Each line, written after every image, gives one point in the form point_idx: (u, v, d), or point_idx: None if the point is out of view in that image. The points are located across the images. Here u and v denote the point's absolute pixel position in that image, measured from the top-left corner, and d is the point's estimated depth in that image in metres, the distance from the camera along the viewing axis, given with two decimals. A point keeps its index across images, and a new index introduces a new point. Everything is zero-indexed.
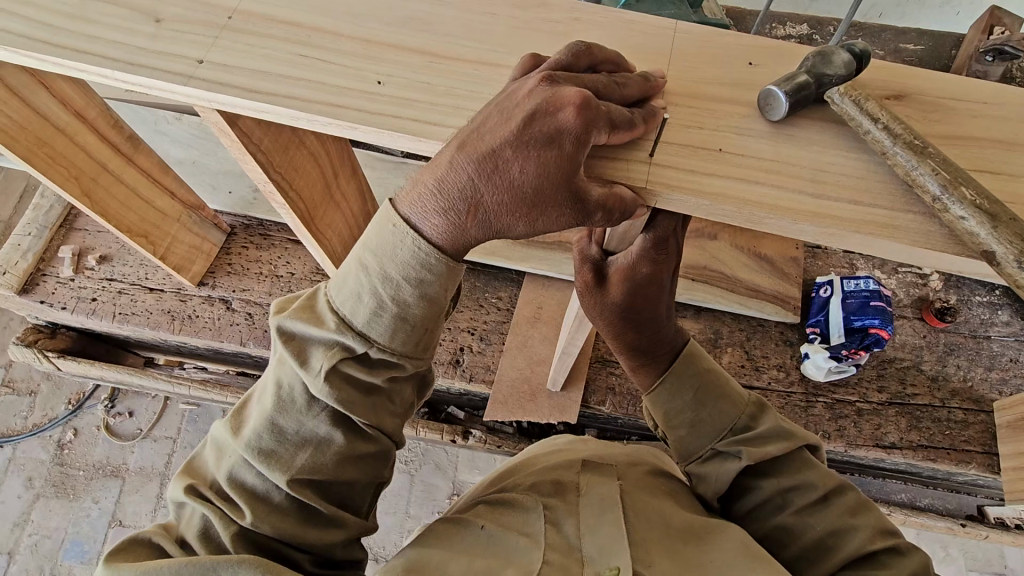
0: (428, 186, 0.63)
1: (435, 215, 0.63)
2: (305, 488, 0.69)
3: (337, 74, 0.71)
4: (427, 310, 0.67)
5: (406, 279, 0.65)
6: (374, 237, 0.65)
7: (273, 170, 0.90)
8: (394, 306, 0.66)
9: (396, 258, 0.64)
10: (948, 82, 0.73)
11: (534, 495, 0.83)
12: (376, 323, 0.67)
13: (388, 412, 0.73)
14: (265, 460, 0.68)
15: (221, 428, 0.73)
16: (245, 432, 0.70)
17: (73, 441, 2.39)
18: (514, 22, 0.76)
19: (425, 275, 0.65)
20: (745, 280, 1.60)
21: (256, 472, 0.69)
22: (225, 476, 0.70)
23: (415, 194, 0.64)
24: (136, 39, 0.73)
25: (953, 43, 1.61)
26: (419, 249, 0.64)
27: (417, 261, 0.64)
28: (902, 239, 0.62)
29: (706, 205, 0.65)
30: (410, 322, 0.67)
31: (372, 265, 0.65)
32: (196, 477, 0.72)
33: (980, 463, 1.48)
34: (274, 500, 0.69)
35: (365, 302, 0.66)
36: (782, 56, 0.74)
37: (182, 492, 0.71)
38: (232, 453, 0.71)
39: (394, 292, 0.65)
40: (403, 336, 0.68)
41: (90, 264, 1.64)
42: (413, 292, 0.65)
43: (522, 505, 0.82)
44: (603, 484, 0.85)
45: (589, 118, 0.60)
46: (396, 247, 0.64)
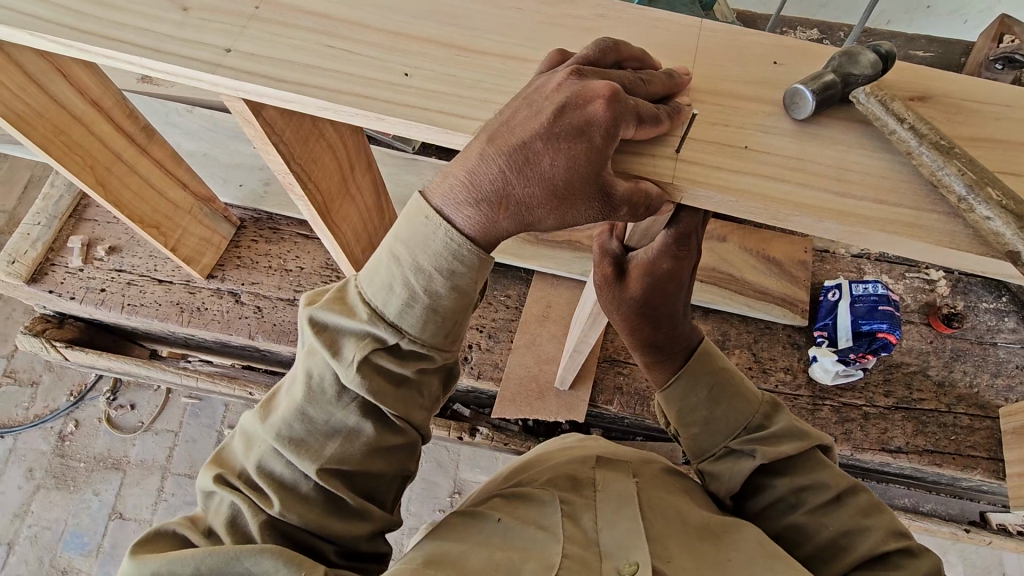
0: (458, 178, 0.63)
1: (466, 207, 0.64)
2: (333, 478, 0.70)
3: (364, 66, 0.71)
4: (458, 302, 0.68)
5: (438, 271, 0.66)
6: (408, 229, 0.66)
7: (294, 161, 0.91)
8: (425, 297, 0.67)
9: (429, 249, 0.65)
10: (970, 84, 0.73)
11: (551, 489, 0.83)
12: (408, 314, 0.67)
13: (416, 405, 0.74)
14: (297, 449, 0.69)
15: (251, 417, 0.73)
16: (275, 422, 0.70)
17: (74, 433, 2.38)
18: (540, 17, 0.76)
19: (459, 268, 0.65)
20: (753, 282, 1.60)
21: (285, 461, 0.70)
22: (254, 465, 0.70)
23: (445, 186, 0.65)
24: (164, 27, 0.73)
25: (962, 50, 1.62)
26: (451, 241, 0.65)
27: (451, 253, 0.65)
28: (926, 238, 0.62)
29: (731, 202, 0.65)
30: (440, 313, 0.68)
31: (406, 257, 0.66)
32: (223, 466, 0.73)
33: (986, 469, 1.49)
34: (302, 490, 0.70)
35: (397, 293, 0.67)
36: (806, 56, 0.74)
37: (211, 481, 0.71)
38: (262, 443, 0.71)
39: (426, 283, 0.66)
40: (433, 327, 0.68)
41: (98, 255, 1.64)
42: (445, 283, 0.66)
43: (538, 499, 0.81)
44: (619, 480, 0.84)
45: (619, 111, 0.61)
46: (430, 239, 0.65)
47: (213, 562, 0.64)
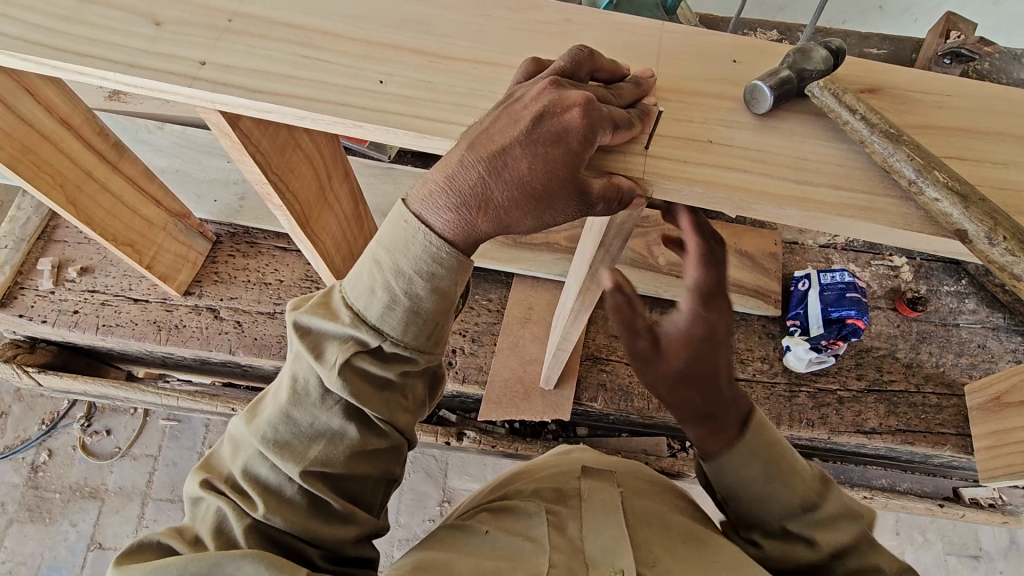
0: (438, 184, 0.65)
1: (447, 212, 0.65)
2: (318, 481, 0.71)
3: (340, 75, 0.73)
4: (438, 303, 0.68)
5: (417, 273, 0.66)
6: (387, 233, 0.67)
7: (272, 171, 0.91)
8: (405, 299, 0.67)
9: (408, 253, 0.66)
10: (915, 76, 0.78)
11: (537, 500, 0.84)
12: (389, 316, 0.68)
13: (401, 408, 0.75)
14: (281, 451, 0.70)
15: (237, 422, 0.74)
16: (260, 426, 0.71)
17: (48, 462, 2.31)
18: (509, 23, 0.78)
19: (436, 269, 0.67)
20: (726, 276, 1.65)
21: (269, 464, 0.70)
22: (240, 469, 0.71)
23: (426, 192, 0.66)
24: (136, 42, 0.74)
25: (912, 47, 1.70)
26: (430, 243, 0.66)
27: (429, 255, 0.66)
28: (883, 220, 0.66)
29: (700, 193, 0.68)
30: (421, 315, 0.69)
31: (385, 260, 0.67)
32: (210, 471, 0.73)
33: (955, 444, 1.56)
34: (287, 493, 0.70)
35: (378, 295, 0.67)
36: (763, 55, 0.78)
37: (198, 487, 0.72)
38: (247, 447, 0.72)
39: (406, 286, 0.67)
40: (414, 329, 0.69)
41: (70, 276, 1.61)
42: (425, 286, 0.67)
43: (525, 510, 0.82)
44: (604, 488, 0.85)
45: (594, 119, 0.63)
46: (409, 242, 0.66)
47: (196, 568, 0.63)
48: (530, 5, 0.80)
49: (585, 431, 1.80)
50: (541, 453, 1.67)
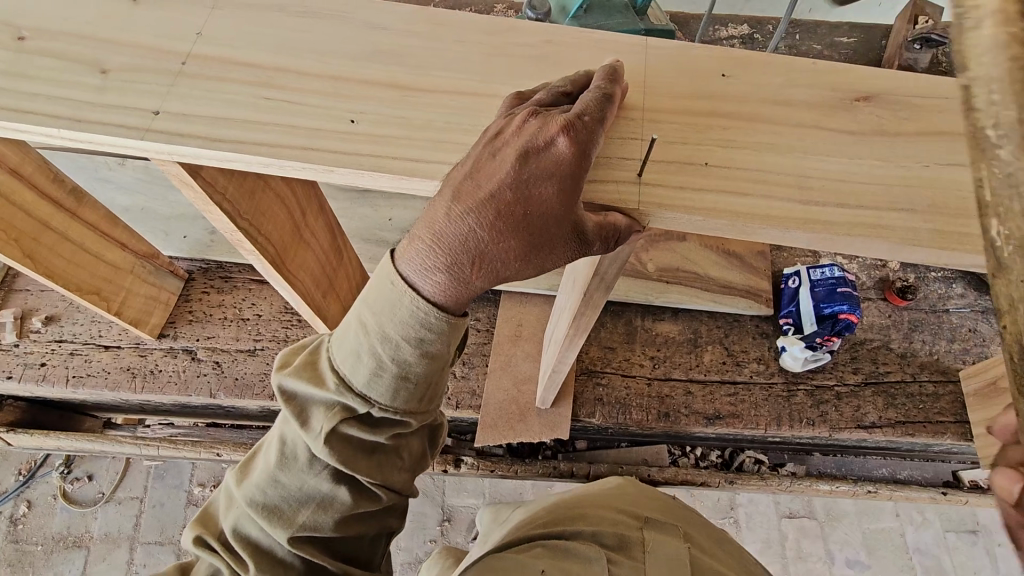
0: (423, 242, 0.58)
1: (437, 272, 0.59)
2: (309, 545, 0.67)
3: (308, 116, 0.68)
4: (429, 368, 0.63)
5: (405, 339, 0.61)
6: (373, 295, 0.61)
7: (240, 217, 0.85)
8: (394, 366, 0.62)
9: (396, 318, 0.60)
10: (909, 79, 0.75)
11: (597, 546, 0.79)
12: (377, 383, 0.63)
13: (395, 468, 0.70)
14: (270, 515, 0.66)
15: (231, 478, 0.71)
16: (249, 487, 0.68)
17: (27, 515, 2.21)
18: (485, 48, 0.74)
19: (425, 334, 0.60)
20: (717, 278, 1.62)
21: (260, 526, 0.67)
22: (231, 528, 0.68)
23: (412, 251, 0.59)
24: (82, 93, 0.68)
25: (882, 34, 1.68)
26: (418, 309, 0.60)
27: (417, 320, 0.60)
28: (891, 237, 0.63)
29: (697, 220, 0.65)
30: (412, 380, 0.63)
31: (371, 324, 0.61)
32: (206, 526, 0.71)
33: (955, 432, 1.54)
34: (278, 555, 0.67)
35: (365, 362, 0.62)
36: (752, 66, 0.74)
37: (194, 545, 0.69)
38: (239, 506, 0.69)
39: (394, 352, 0.61)
40: (405, 394, 0.64)
41: (35, 327, 1.53)
42: (413, 351, 0.61)
43: (583, 554, 0.77)
44: (670, 545, 0.82)
45: (583, 143, 0.56)
46: (395, 306, 0.60)
47: None
48: (505, 27, 0.76)
49: (585, 445, 1.78)
50: (541, 472, 1.64)
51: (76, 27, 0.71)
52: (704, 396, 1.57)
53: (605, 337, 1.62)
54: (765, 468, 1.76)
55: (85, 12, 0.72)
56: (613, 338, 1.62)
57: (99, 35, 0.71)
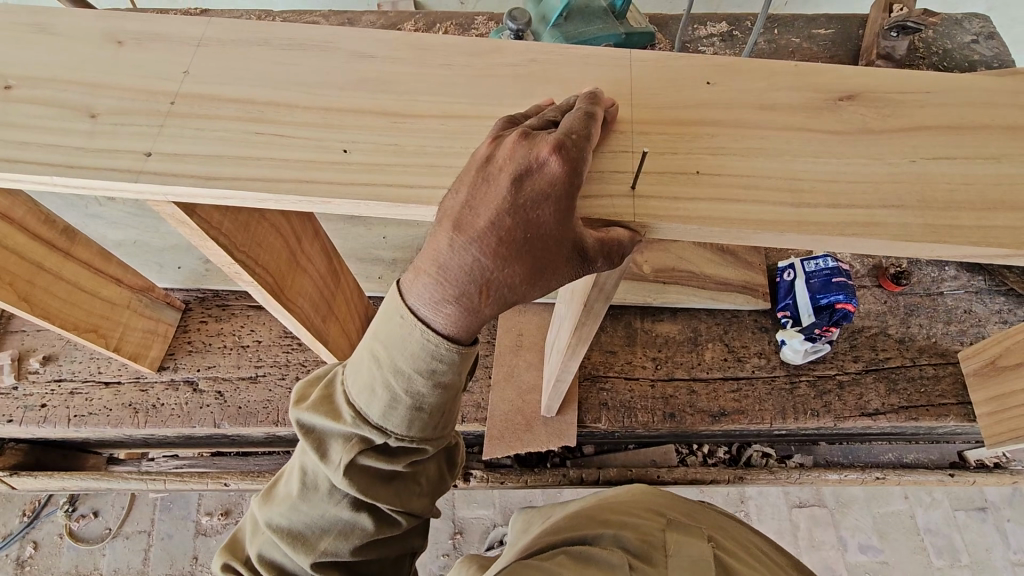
0: (429, 276, 0.58)
1: (447, 304, 0.57)
2: (333, 569, 0.68)
3: (301, 148, 0.68)
4: (443, 397, 0.63)
5: (417, 371, 0.60)
6: (382, 329, 0.61)
7: (237, 250, 0.85)
8: (408, 398, 0.62)
9: (407, 351, 0.60)
10: (891, 75, 0.76)
11: (619, 551, 0.80)
12: (392, 414, 0.63)
13: (414, 493, 0.70)
14: (293, 542, 0.67)
15: (255, 504, 0.72)
16: (272, 515, 0.68)
17: (34, 556, 2.18)
18: (472, 70, 0.74)
19: (438, 365, 0.60)
20: (713, 275, 1.63)
21: (284, 552, 0.68)
22: (257, 554, 0.69)
23: (418, 286, 0.58)
24: (73, 139, 0.68)
25: (859, 24, 1.70)
26: (428, 341, 0.59)
27: (428, 353, 0.59)
28: (884, 234, 0.64)
29: (693, 229, 0.65)
30: (426, 410, 0.63)
31: (383, 357, 0.61)
32: (233, 551, 0.72)
33: (957, 414, 1.55)
34: None
35: (379, 395, 0.62)
36: (736, 72, 0.75)
37: (222, 570, 0.71)
38: (264, 532, 0.70)
39: (407, 385, 0.61)
40: (420, 424, 0.64)
41: (32, 367, 1.52)
42: (426, 383, 0.61)
43: (607, 560, 0.77)
44: (693, 544, 0.82)
45: (573, 160, 0.57)
46: (406, 340, 0.59)
47: None
48: (490, 48, 0.76)
49: (593, 449, 1.78)
50: (550, 480, 1.64)
51: (64, 72, 0.71)
52: (708, 394, 1.57)
53: (605, 341, 1.62)
54: (773, 461, 1.77)
55: (73, 57, 0.72)
56: (614, 341, 1.62)
57: (87, 80, 0.71)
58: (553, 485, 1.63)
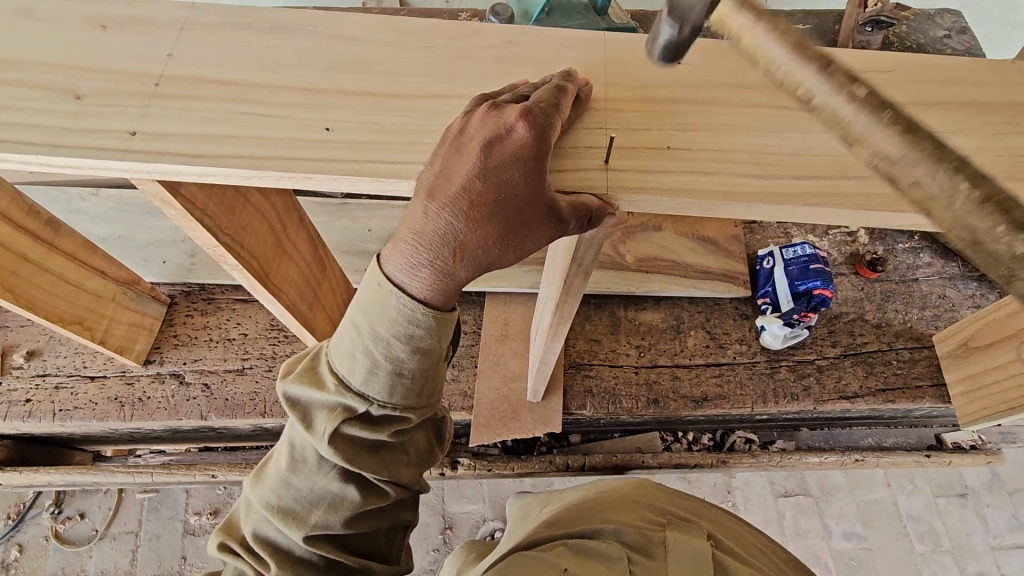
0: (406, 242, 0.60)
1: (422, 268, 0.60)
2: (324, 542, 0.69)
3: (283, 127, 0.69)
4: (423, 363, 0.64)
5: (396, 337, 0.62)
6: (362, 298, 0.63)
7: (222, 233, 0.87)
8: (388, 364, 0.63)
9: (385, 317, 0.62)
10: (855, 56, 0.79)
11: (619, 545, 0.82)
12: (373, 381, 0.64)
13: (402, 464, 0.72)
14: (285, 517, 0.68)
15: (247, 485, 0.73)
16: (263, 491, 0.70)
17: (19, 559, 2.16)
18: (450, 52, 0.76)
19: (415, 330, 0.62)
20: (693, 264, 1.66)
21: (276, 528, 0.69)
22: (251, 531, 0.71)
23: (396, 253, 0.61)
24: (56, 119, 0.69)
25: (835, 19, 1.74)
26: (405, 305, 0.61)
27: (405, 318, 0.61)
28: (847, 204, 0.67)
29: (665, 202, 0.68)
30: (406, 376, 0.65)
31: (363, 325, 0.63)
32: (228, 531, 0.74)
33: (933, 395, 1.59)
34: (297, 552, 0.69)
35: (360, 361, 0.64)
36: (706, 53, 0.78)
37: (217, 550, 0.72)
38: (256, 509, 0.71)
39: (386, 351, 0.63)
40: (401, 391, 0.66)
41: (17, 363, 1.51)
42: (405, 348, 0.63)
43: (606, 554, 0.79)
44: (693, 540, 0.84)
45: (540, 127, 0.59)
46: (383, 306, 0.61)
47: None
48: (468, 31, 0.78)
49: (579, 438, 1.80)
50: (538, 468, 1.66)
51: (47, 55, 0.73)
52: (691, 379, 1.60)
53: (589, 330, 1.65)
54: (756, 446, 1.80)
55: (56, 41, 0.74)
56: (598, 329, 1.65)
57: (71, 62, 0.72)
58: (541, 472, 1.65)
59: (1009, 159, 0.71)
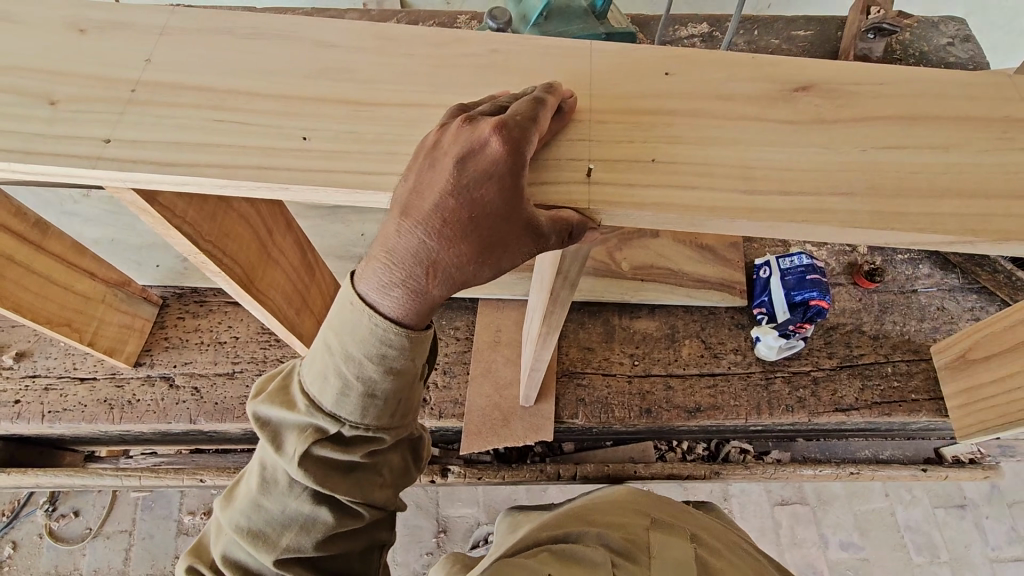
0: (379, 260, 0.60)
1: (395, 287, 0.59)
2: (295, 566, 0.68)
3: (260, 136, 0.68)
4: (396, 384, 0.63)
5: (368, 357, 0.61)
6: (335, 317, 0.62)
7: (203, 240, 0.85)
8: (360, 384, 0.62)
9: (357, 336, 0.61)
10: (847, 67, 0.77)
11: (603, 549, 0.80)
12: (345, 402, 0.63)
13: (376, 484, 0.70)
14: (255, 540, 0.67)
15: (217, 505, 0.72)
16: (233, 513, 0.69)
17: (13, 556, 2.16)
18: (433, 60, 0.75)
19: (387, 351, 0.61)
20: (691, 273, 1.62)
21: (246, 550, 0.68)
22: (220, 553, 0.69)
23: (369, 271, 0.60)
24: (30, 125, 0.68)
25: (838, 25, 1.72)
26: (378, 324, 0.60)
27: (377, 337, 0.60)
28: (833, 221, 0.66)
29: (648, 217, 0.66)
30: (379, 397, 0.64)
31: (334, 344, 0.62)
32: (198, 555, 0.72)
33: (929, 410, 1.56)
34: (267, 575, 0.68)
35: (332, 381, 0.63)
36: (693, 64, 0.76)
37: (186, 573, 0.71)
38: (226, 531, 0.70)
39: (358, 371, 0.62)
40: (375, 411, 0.65)
41: (6, 363, 1.51)
42: (377, 368, 0.61)
43: (589, 558, 0.78)
44: (676, 547, 0.83)
45: (514, 141, 0.58)
46: (356, 325, 0.60)
47: None
48: (452, 39, 0.77)
49: (572, 446, 1.79)
50: (529, 477, 1.65)
51: (26, 59, 0.72)
52: (684, 389, 1.59)
53: (583, 337, 1.63)
54: (751, 457, 1.78)
55: (34, 44, 0.73)
56: (591, 338, 1.63)
57: (49, 68, 0.71)
58: (531, 480, 1.64)
59: (1002, 174, 0.70)
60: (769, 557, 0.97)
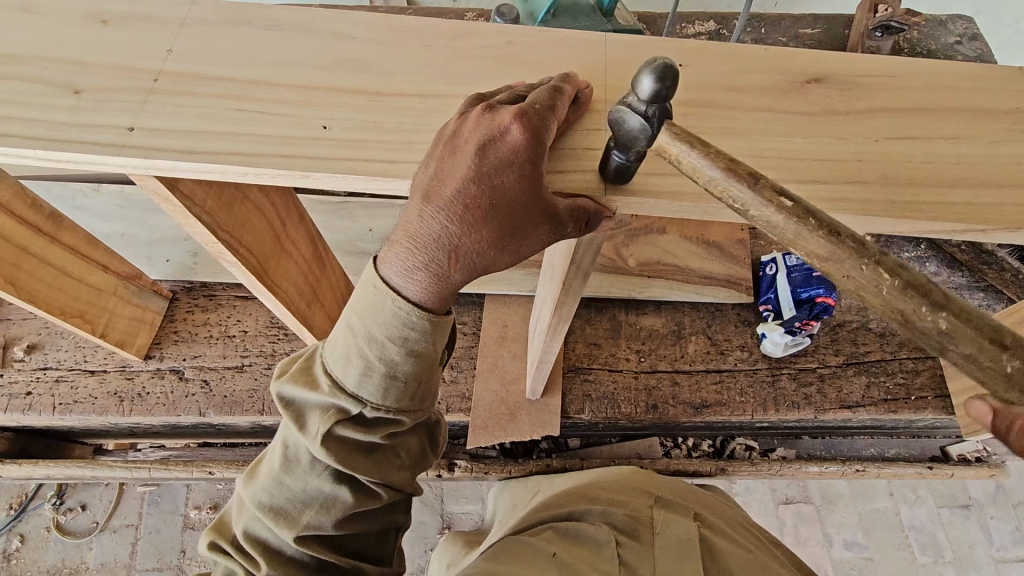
0: (401, 245, 0.61)
1: (417, 271, 0.60)
2: (316, 544, 0.69)
3: (280, 125, 0.69)
4: (417, 366, 0.64)
5: (390, 339, 0.62)
6: (357, 300, 0.63)
7: (220, 229, 0.86)
8: (382, 366, 0.63)
9: (379, 318, 0.62)
10: (858, 60, 0.78)
11: (606, 527, 0.81)
12: (367, 383, 0.64)
13: (395, 466, 0.71)
14: (277, 517, 0.68)
15: (239, 484, 0.73)
16: (255, 491, 0.70)
17: (21, 549, 2.17)
18: (449, 51, 0.76)
19: (409, 333, 0.62)
20: (697, 270, 1.64)
21: (268, 527, 0.69)
22: (242, 530, 0.70)
23: (392, 256, 0.61)
24: (54, 114, 0.69)
25: (845, 23, 1.72)
26: (400, 308, 0.61)
27: (400, 320, 0.61)
28: (846, 210, 0.66)
29: (664, 205, 0.67)
30: (400, 379, 0.65)
31: (357, 327, 0.63)
32: (220, 531, 0.73)
33: (936, 407, 1.57)
34: (288, 551, 0.69)
35: (354, 363, 0.64)
36: (706, 56, 0.77)
37: (209, 549, 0.72)
38: (248, 509, 0.71)
39: (380, 353, 0.62)
40: (395, 393, 0.65)
41: (18, 356, 1.52)
42: (399, 350, 0.62)
43: (593, 538, 0.79)
44: (679, 522, 0.83)
45: (534, 128, 0.58)
46: (378, 308, 0.61)
47: None
48: (467, 32, 0.78)
49: (578, 442, 1.79)
50: (535, 471, 1.65)
51: (47, 50, 0.73)
52: (691, 385, 1.59)
53: (590, 333, 1.64)
54: (756, 454, 1.79)
55: (56, 35, 0.74)
56: (598, 333, 1.64)
57: (71, 59, 0.72)
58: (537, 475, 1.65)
59: (1013, 166, 0.70)
60: (775, 538, 0.97)
